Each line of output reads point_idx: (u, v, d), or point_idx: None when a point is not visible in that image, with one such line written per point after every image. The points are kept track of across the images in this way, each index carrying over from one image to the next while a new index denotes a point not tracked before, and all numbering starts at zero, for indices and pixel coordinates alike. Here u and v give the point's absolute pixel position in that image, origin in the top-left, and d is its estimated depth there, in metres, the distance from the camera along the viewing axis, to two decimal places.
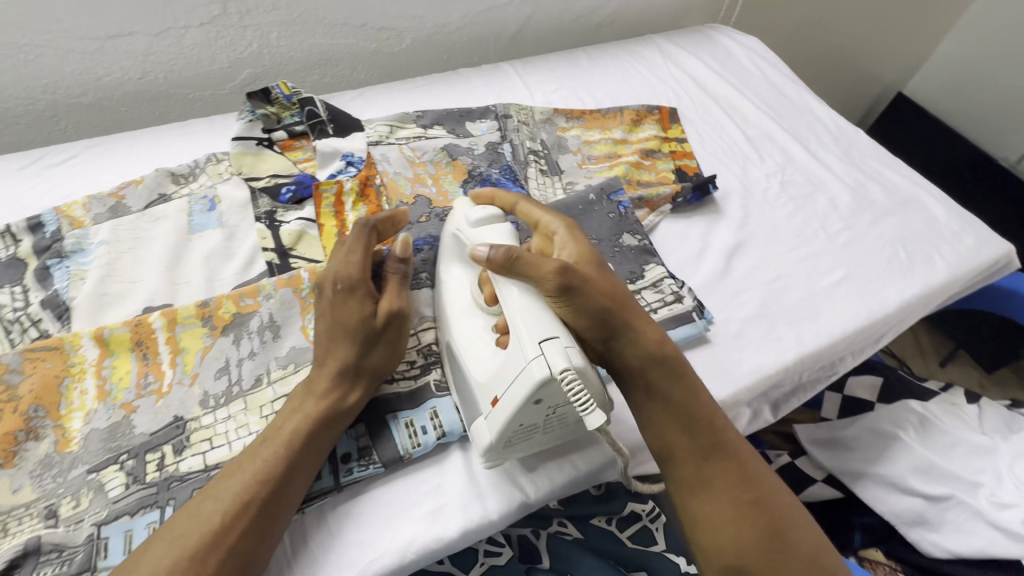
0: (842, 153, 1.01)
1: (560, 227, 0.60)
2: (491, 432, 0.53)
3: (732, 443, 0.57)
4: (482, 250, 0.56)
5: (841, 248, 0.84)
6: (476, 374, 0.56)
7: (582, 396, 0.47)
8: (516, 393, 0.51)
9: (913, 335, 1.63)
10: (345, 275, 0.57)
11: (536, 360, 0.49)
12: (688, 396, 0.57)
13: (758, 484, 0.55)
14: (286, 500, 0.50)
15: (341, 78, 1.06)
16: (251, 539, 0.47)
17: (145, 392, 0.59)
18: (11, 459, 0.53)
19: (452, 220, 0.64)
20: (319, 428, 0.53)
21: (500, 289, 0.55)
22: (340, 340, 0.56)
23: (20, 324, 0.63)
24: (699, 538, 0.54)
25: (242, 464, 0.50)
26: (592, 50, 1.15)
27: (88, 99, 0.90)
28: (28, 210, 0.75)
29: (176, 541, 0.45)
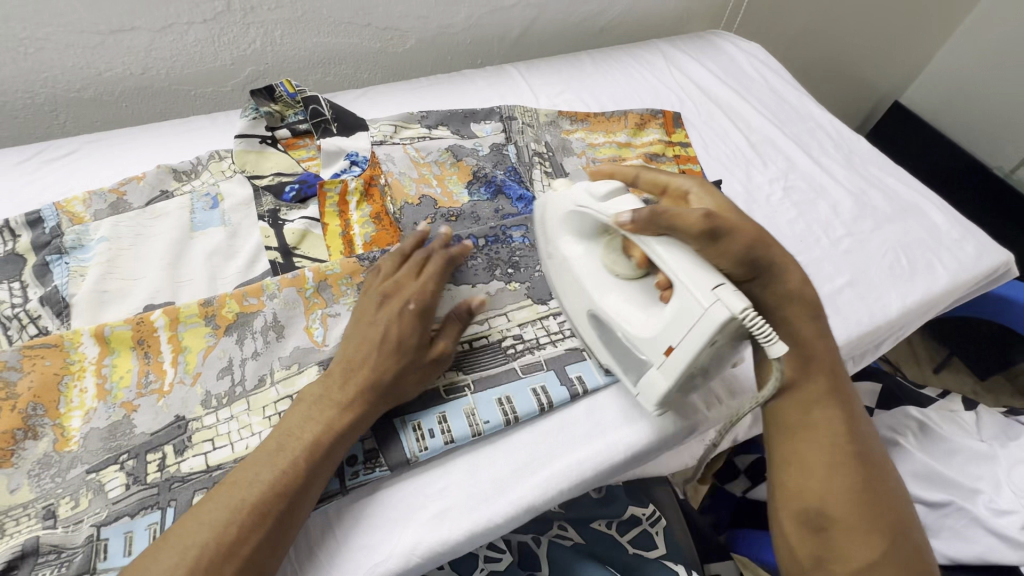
0: (844, 160, 1.02)
1: (695, 185, 0.64)
2: (667, 377, 0.56)
3: (845, 397, 0.59)
4: (623, 216, 0.55)
5: (844, 254, 0.85)
6: (636, 332, 0.57)
7: (764, 327, 0.49)
8: (695, 338, 0.51)
9: (908, 342, 1.64)
10: (421, 298, 0.59)
11: (714, 305, 0.49)
12: (817, 343, 0.60)
13: (859, 441, 0.57)
14: (300, 509, 0.50)
15: (344, 77, 1.06)
16: (265, 551, 0.47)
17: (146, 391, 0.58)
18: (8, 458, 0.52)
19: (562, 198, 0.65)
20: (341, 434, 0.53)
21: (648, 248, 0.55)
22: (391, 353, 0.57)
23: (18, 321, 0.62)
24: (788, 469, 0.57)
25: (257, 473, 0.49)
26: (596, 53, 1.15)
27: (88, 94, 0.89)
28: (26, 205, 0.74)
29: (188, 550, 0.44)
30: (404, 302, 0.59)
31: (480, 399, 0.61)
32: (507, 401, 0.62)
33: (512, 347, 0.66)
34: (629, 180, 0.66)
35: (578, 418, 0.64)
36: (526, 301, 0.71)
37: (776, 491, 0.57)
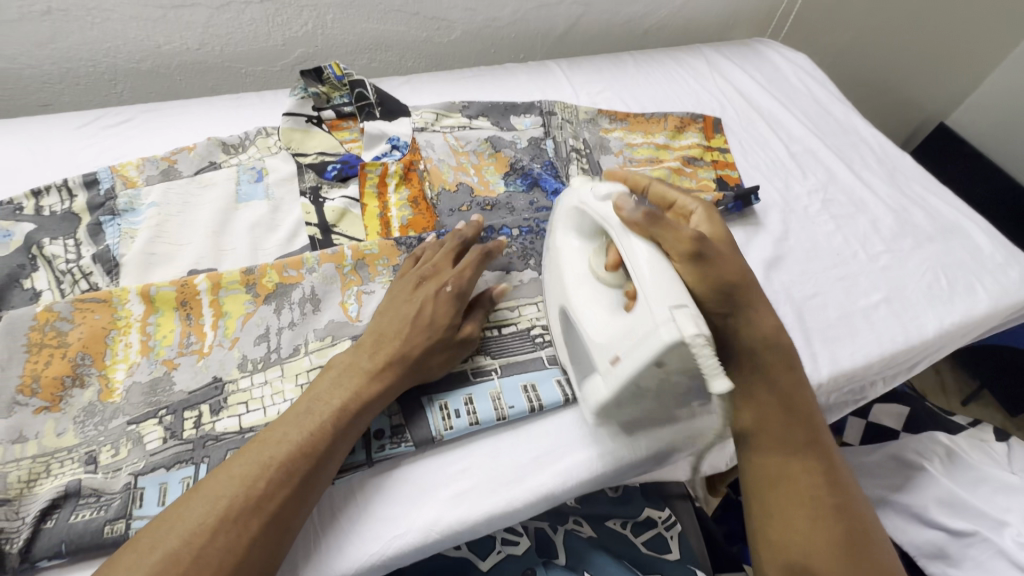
0: (887, 176, 0.99)
1: (699, 208, 0.64)
2: (609, 386, 0.55)
3: (825, 446, 0.57)
4: (624, 203, 0.56)
5: (881, 270, 0.83)
6: (593, 335, 0.56)
7: (713, 360, 0.47)
8: (640, 353, 0.50)
9: (937, 371, 1.59)
10: (459, 284, 0.62)
11: (667, 325, 0.48)
12: (792, 389, 0.58)
13: (843, 492, 0.55)
14: (325, 472, 0.51)
15: (389, 64, 1.08)
16: (290, 509, 0.48)
17: (186, 351, 0.60)
18: (56, 404, 0.55)
19: (573, 192, 0.65)
20: (368, 401, 0.54)
21: (626, 248, 0.54)
22: (422, 330, 0.59)
23: (71, 276, 0.65)
24: (768, 518, 0.55)
25: (287, 432, 0.50)
26: (639, 54, 1.15)
27: (147, 66, 0.93)
28: (84, 167, 0.77)
29: (220, 498, 0.46)
30: (443, 283, 0.61)
31: (507, 385, 0.62)
32: (532, 389, 0.62)
33: (540, 337, 0.67)
34: (639, 189, 0.66)
35: None
36: None
37: (760, 544, 0.56)
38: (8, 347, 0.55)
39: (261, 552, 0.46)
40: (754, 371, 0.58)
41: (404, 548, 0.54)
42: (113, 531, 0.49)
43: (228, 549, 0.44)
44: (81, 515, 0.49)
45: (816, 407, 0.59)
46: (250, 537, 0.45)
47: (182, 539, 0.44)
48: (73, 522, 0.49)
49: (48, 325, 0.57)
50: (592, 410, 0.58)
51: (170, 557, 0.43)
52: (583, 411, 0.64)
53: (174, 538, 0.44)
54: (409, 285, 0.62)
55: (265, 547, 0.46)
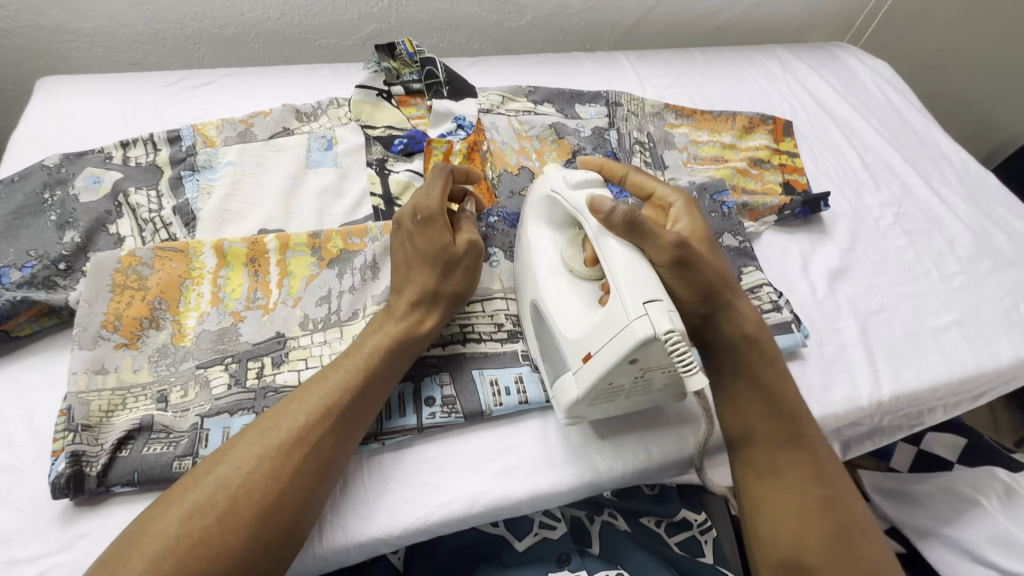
0: (967, 195, 0.94)
1: (679, 201, 0.63)
2: (580, 386, 0.53)
3: (810, 436, 0.57)
4: (603, 204, 0.52)
5: (954, 291, 0.79)
6: (566, 330, 0.55)
7: (688, 358, 0.45)
8: (613, 349, 0.49)
9: (991, 409, 1.49)
10: (426, 207, 0.58)
11: (640, 320, 0.46)
12: (775, 385, 0.58)
13: (831, 485, 0.55)
14: (361, 410, 0.52)
15: (457, 46, 1.08)
16: (329, 443, 0.49)
17: (252, 305, 0.63)
18: (134, 342, 0.58)
19: (546, 180, 0.63)
20: (403, 345, 0.55)
21: (602, 246, 0.52)
22: (421, 266, 0.58)
23: (152, 225, 0.68)
24: (758, 514, 0.55)
25: (325, 375, 0.52)
26: (709, 52, 1.12)
27: (229, 32, 0.96)
28: (167, 123, 0.81)
29: (264, 431, 0.48)
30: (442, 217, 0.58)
31: None
32: None
33: None
34: (617, 178, 0.65)
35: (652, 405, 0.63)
36: None
37: (752, 539, 0.55)
38: (95, 285, 0.59)
39: (303, 483, 0.47)
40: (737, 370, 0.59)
41: (450, 516, 0.55)
42: (181, 466, 0.52)
43: (273, 477, 0.46)
44: (152, 448, 0.52)
45: (801, 402, 0.59)
46: (292, 469, 0.47)
47: (229, 470, 0.46)
48: (145, 454, 0.52)
49: (131, 268, 0.60)
50: (563, 410, 0.56)
51: (220, 483, 0.45)
52: None
53: (224, 463, 0.46)
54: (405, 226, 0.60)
55: (307, 478, 0.47)
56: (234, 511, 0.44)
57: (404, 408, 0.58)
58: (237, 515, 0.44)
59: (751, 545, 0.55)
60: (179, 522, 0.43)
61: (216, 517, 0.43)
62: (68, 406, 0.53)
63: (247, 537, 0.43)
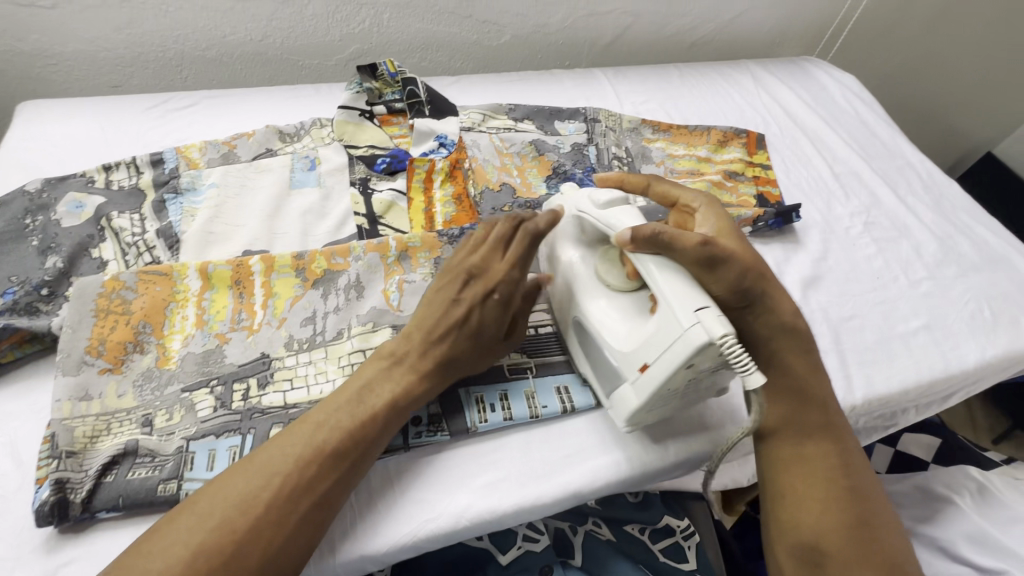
0: (932, 203, 0.98)
1: (703, 205, 0.64)
2: (639, 395, 0.55)
3: (839, 430, 0.59)
4: (625, 232, 0.56)
5: (922, 297, 0.82)
6: (616, 343, 0.58)
7: (744, 357, 0.49)
8: (670, 358, 0.52)
9: (967, 407, 1.52)
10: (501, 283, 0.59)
11: (694, 328, 0.50)
12: (811, 374, 0.60)
13: (855, 474, 0.57)
14: (370, 458, 0.53)
15: (439, 64, 1.10)
16: (336, 490, 0.50)
17: (237, 327, 0.63)
18: (118, 367, 0.58)
19: (568, 203, 0.67)
20: (416, 393, 0.56)
21: (640, 263, 0.56)
22: (463, 331, 0.58)
23: (136, 248, 0.68)
24: (782, 500, 0.57)
25: (337, 416, 0.52)
26: (684, 67, 1.15)
27: (211, 54, 0.97)
28: (150, 146, 0.82)
29: (272, 475, 0.48)
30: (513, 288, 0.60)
31: (541, 385, 0.64)
32: (565, 390, 0.64)
33: None
34: (641, 190, 0.67)
35: None
36: None
37: (772, 523, 0.57)
38: (78, 311, 0.59)
39: (308, 528, 0.48)
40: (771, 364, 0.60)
41: (436, 533, 0.56)
42: (166, 490, 0.52)
43: (280, 524, 0.47)
44: (137, 472, 0.53)
45: (832, 392, 0.61)
46: (298, 515, 0.48)
47: (235, 509, 0.46)
48: (130, 479, 0.52)
49: (115, 293, 0.61)
50: (623, 420, 0.59)
51: (227, 522, 0.46)
52: None
53: (231, 506, 0.46)
54: (455, 283, 0.59)
55: (313, 525, 0.48)
56: (238, 553, 0.45)
57: None
58: (242, 560, 0.45)
59: (771, 531, 0.57)
60: (184, 561, 0.44)
61: (222, 561, 0.44)
62: (52, 433, 0.53)
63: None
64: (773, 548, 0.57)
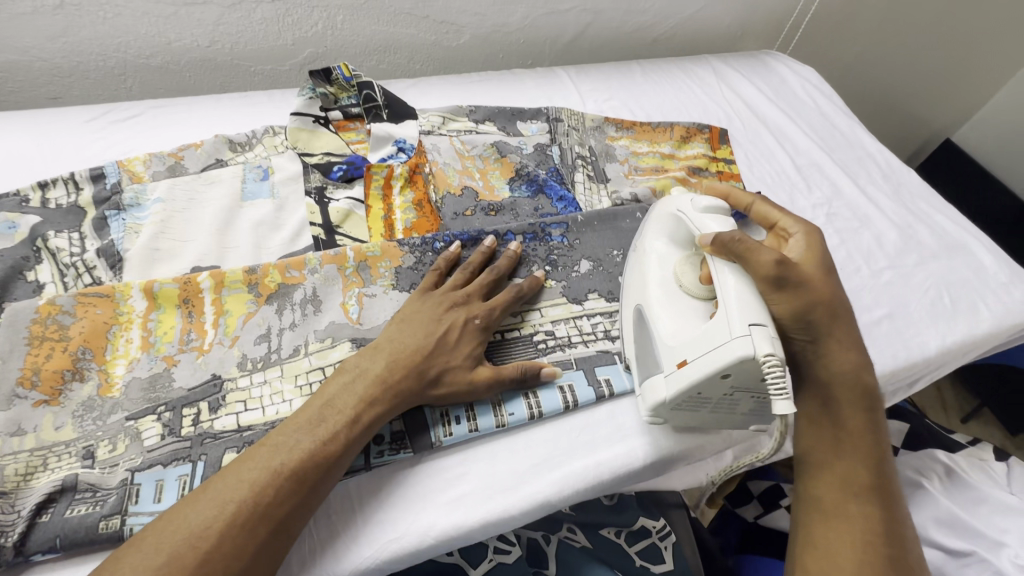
0: (892, 192, 0.99)
1: (799, 230, 0.63)
2: (669, 389, 0.57)
3: (890, 495, 0.56)
4: (708, 237, 0.59)
5: (884, 286, 0.83)
6: (665, 337, 0.59)
7: (784, 381, 0.50)
8: (708, 362, 0.53)
9: (936, 388, 1.55)
10: (485, 313, 0.62)
11: (743, 338, 0.51)
12: (867, 432, 0.58)
13: (900, 544, 0.53)
14: (332, 479, 0.51)
15: (398, 66, 1.08)
16: (296, 514, 0.48)
17: (186, 348, 0.60)
18: (56, 397, 0.55)
19: (672, 201, 0.67)
20: (380, 411, 0.54)
21: (715, 266, 0.58)
22: (444, 351, 0.59)
23: (75, 269, 0.65)
24: (812, 550, 0.54)
25: (298, 438, 0.50)
26: (647, 64, 1.15)
27: (157, 62, 0.93)
28: (91, 160, 0.78)
29: (226, 504, 0.45)
30: (471, 314, 0.62)
31: (508, 393, 0.62)
32: (533, 397, 0.62)
33: (543, 343, 0.66)
34: (743, 205, 0.69)
35: (600, 420, 0.64)
36: (561, 299, 0.70)
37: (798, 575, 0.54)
38: (10, 339, 0.55)
39: (264, 559, 0.46)
40: (826, 407, 0.59)
41: (399, 553, 0.54)
42: (109, 527, 0.49)
43: (235, 556, 0.44)
44: (77, 509, 0.50)
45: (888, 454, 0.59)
46: (255, 544, 0.45)
47: (185, 543, 0.43)
48: (69, 517, 0.49)
49: (50, 318, 0.57)
50: (649, 408, 0.60)
51: (176, 558, 0.43)
52: (585, 417, 0.63)
53: (180, 540, 0.43)
54: (441, 306, 0.62)
55: (269, 555, 0.46)
56: None
57: None
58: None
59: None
60: None
61: None
62: None
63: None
64: None
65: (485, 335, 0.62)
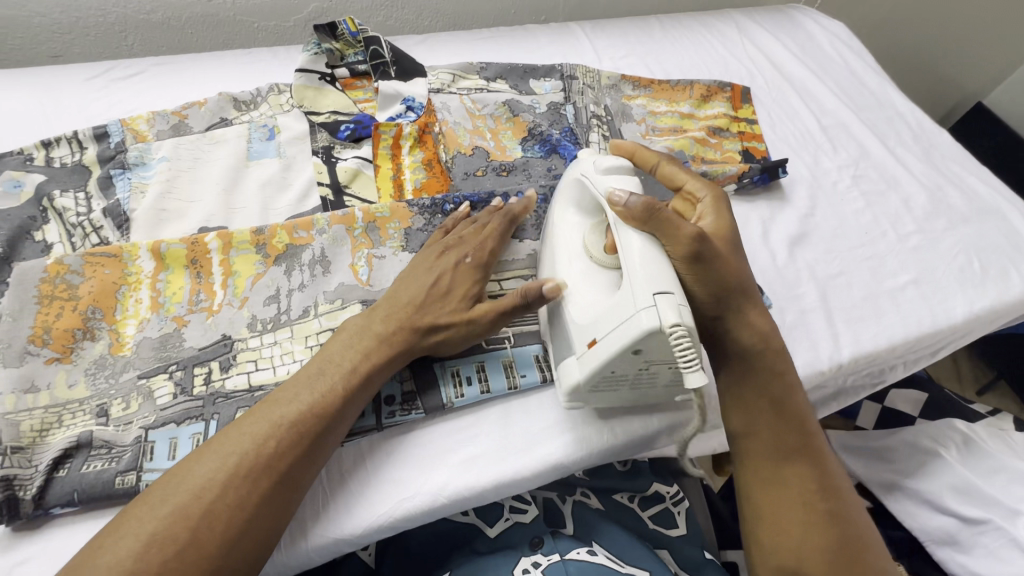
0: (922, 153, 0.95)
1: (706, 197, 0.60)
2: (582, 372, 0.54)
3: (818, 451, 0.56)
4: (619, 196, 0.53)
5: (911, 251, 0.80)
6: (576, 315, 0.55)
7: (690, 353, 0.45)
8: (618, 338, 0.49)
9: (953, 360, 1.51)
10: (477, 256, 0.60)
11: (648, 310, 0.47)
12: (786, 397, 0.57)
13: (836, 498, 0.54)
14: (335, 432, 0.50)
15: (406, 22, 1.04)
16: (300, 469, 0.48)
17: (196, 308, 0.59)
18: (67, 355, 0.55)
19: (575, 164, 0.62)
20: (380, 366, 0.53)
21: (620, 235, 0.53)
22: (437, 300, 0.57)
23: (82, 229, 0.64)
24: (762, 525, 0.54)
25: (298, 393, 0.50)
26: (666, 19, 1.09)
27: (157, 17, 0.91)
28: (94, 119, 0.76)
29: (229, 456, 0.46)
30: (461, 256, 0.60)
31: (521, 357, 0.61)
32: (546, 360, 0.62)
33: None
34: (649, 166, 0.63)
35: None
36: None
37: (752, 547, 0.55)
38: (19, 298, 0.55)
39: (269, 512, 0.46)
40: (744, 380, 0.57)
41: (413, 512, 0.54)
42: (125, 483, 0.49)
43: (239, 506, 0.44)
44: (93, 465, 0.50)
45: (811, 414, 0.58)
46: (258, 496, 0.45)
47: (190, 496, 0.44)
48: (85, 473, 0.50)
49: (59, 278, 0.57)
50: (565, 392, 0.57)
51: (181, 511, 0.43)
52: None
53: (185, 493, 0.44)
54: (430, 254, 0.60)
55: (274, 509, 0.46)
56: (197, 539, 0.42)
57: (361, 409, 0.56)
58: (201, 545, 0.42)
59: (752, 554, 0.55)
60: (135, 555, 0.41)
61: (176, 551, 0.41)
62: None
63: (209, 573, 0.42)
64: (755, 569, 0.54)
65: (483, 272, 0.60)
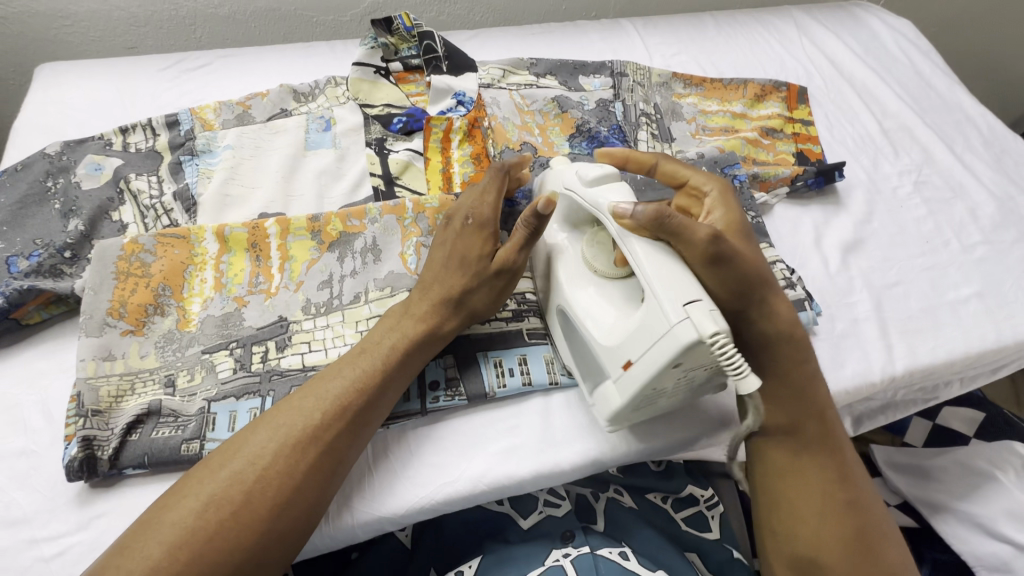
0: (993, 160, 0.90)
1: (714, 190, 0.60)
2: (621, 394, 0.52)
3: (836, 440, 0.56)
4: (624, 208, 0.50)
5: (975, 262, 0.76)
6: (602, 338, 0.53)
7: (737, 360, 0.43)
8: (655, 355, 0.47)
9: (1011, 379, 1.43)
10: (478, 214, 0.57)
11: (683, 324, 0.45)
12: (797, 398, 0.55)
13: (853, 486, 0.54)
14: (378, 406, 0.52)
15: (458, 18, 1.06)
16: (343, 440, 0.50)
17: (255, 290, 0.62)
18: (140, 328, 0.59)
19: (557, 177, 0.60)
20: (418, 346, 0.55)
21: (629, 249, 0.50)
22: (456, 270, 0.57)
23: (154, 211, 0.68)
24: (776, 511, 0.54)
25: (341, 369, 0.52)
26: (720, 15, 1.07)
27: (224, 11, 0.95)
28: (166, 108, 0.81)
29: (278, 428, 0.48)
30: (463, 217, 0.57)
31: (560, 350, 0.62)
32: None
33: None
34: (645, 168, 0.62)
35: None
36: None
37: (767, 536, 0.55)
38: (100, 273, 0.59)
39: (316, 479, 0.48)
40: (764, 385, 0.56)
41: (452, 496, 0.56)
42: (189, 449, 0.53)
43: (288, 473, 0.46)
44: (161, 431, 0.54)
45: (830, 403, 0.57)
46: (306, 464, 0.47)
47: (243, 465, 0.46)
48: (154, 438, 0.53)
49: (134, 255, 0.61)
50: (606, 419, 0.55)
51: (234, 478, 0.46)
52: None
53: (239, 460, 0.46)
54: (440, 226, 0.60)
55: (321, 477, 0.48)
56: (249, 502, 0.45)
57: (408, 393, 0.58)
58: (253, 508, 0.45)
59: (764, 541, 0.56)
60: (194, 515, 0.44)
61: (232, 512, 0.44)
62: (78, 392, 0.54)
63: (261, 534, 0.44)
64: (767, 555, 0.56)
65: (490, 225, 0.57)
